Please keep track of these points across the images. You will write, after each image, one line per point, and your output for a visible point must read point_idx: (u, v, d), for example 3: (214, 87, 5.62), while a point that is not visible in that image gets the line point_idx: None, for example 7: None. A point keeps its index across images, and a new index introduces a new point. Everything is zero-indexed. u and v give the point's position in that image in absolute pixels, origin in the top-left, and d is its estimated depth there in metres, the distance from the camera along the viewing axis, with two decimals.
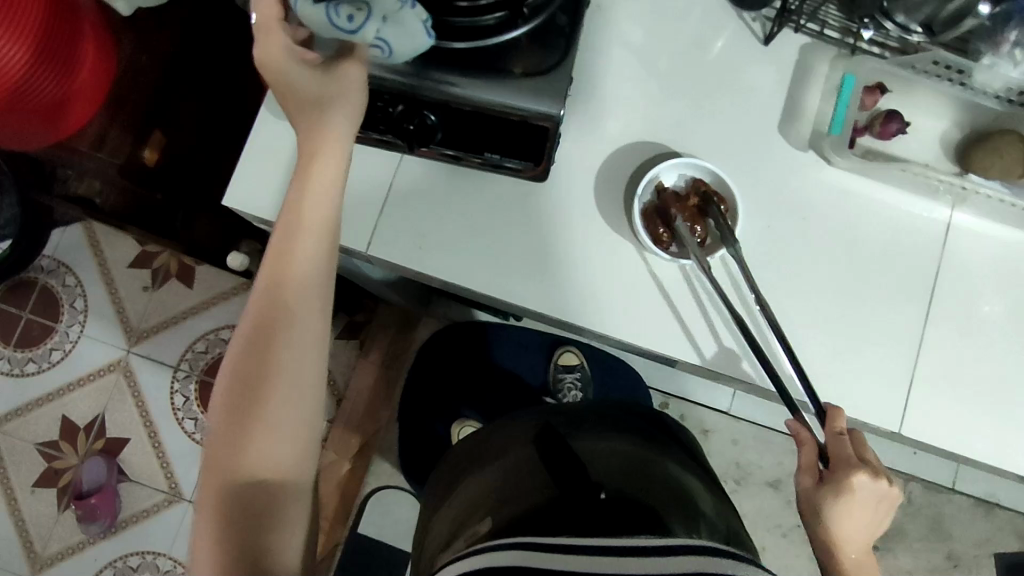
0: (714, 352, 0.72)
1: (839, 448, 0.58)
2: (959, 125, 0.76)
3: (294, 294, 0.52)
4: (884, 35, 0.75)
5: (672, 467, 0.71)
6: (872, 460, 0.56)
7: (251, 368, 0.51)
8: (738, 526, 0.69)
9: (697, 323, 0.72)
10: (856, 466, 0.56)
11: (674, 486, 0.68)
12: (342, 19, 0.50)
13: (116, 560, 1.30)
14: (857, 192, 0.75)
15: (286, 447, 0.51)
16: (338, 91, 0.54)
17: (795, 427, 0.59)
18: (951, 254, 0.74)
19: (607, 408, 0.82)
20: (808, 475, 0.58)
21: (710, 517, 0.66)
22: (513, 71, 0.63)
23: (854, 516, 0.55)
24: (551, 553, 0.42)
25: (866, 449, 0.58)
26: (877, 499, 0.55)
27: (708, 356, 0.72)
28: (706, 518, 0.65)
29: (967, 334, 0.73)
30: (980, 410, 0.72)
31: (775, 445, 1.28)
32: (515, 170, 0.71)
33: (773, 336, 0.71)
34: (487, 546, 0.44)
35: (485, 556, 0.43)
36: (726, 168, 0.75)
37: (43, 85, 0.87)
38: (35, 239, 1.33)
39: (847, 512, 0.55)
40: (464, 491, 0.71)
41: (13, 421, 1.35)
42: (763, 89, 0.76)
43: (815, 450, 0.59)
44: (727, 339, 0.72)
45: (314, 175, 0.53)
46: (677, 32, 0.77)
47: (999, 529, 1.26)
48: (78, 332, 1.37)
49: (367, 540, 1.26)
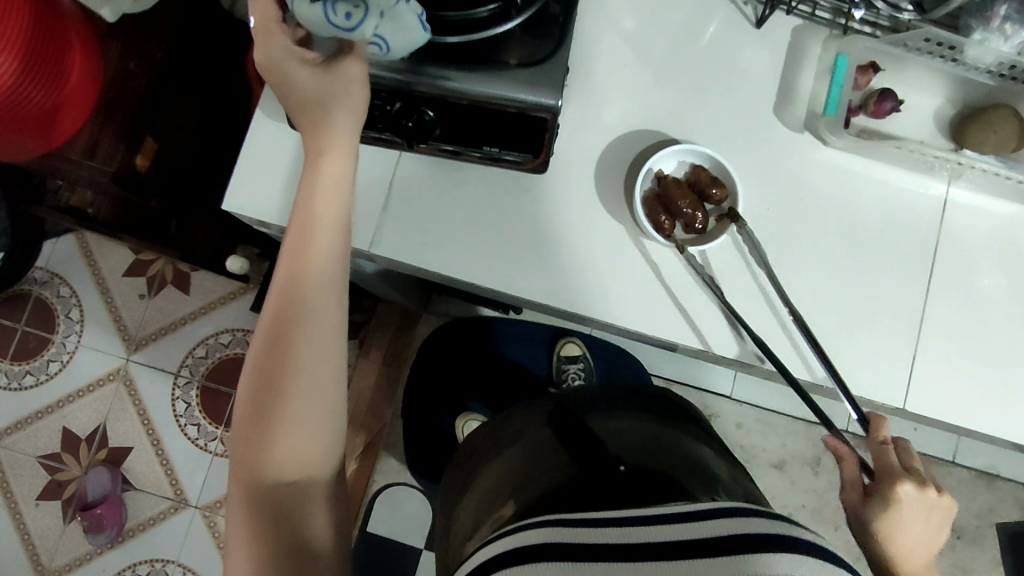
0: (736, 350, 0.73)
1: (883, 457, 0.57)
2: (951, 101, 0.77)
3: (310, 292, 0.52)
4: (874, 14, 0.76)
5: (686, 443, 0.73)
6: (919, 470, 0.56)
7: (271, 369, 0.51)
8: (750, 487, 0.73)
9: (704, 310, 0.73)
10: (900, 475, 0.55)
11: (690, 458, 0.70)
12: (340, 17, 0.50)
13: (125, 569, 1.29)
14: (854, 171, 0.75)
15: (312, 442, 0.51)
16: (341, 89, 0.54)
17: (834, 443, 0.60)
18: (949, 229, 0.75)
19: (615, 388, 0.83)
20: (855, 493, 0.57)
21: (726, 483, 0.68)
22: (507, 62, 0.62)
23: (908, 529, 0.53)
24: (579, 527, 0.42)
25: (913, 457, 0.57)
26: (927, 511, 0.54)
27: (730, 354, 0.73)
28: (724, 485, 0.67)
29: (968, 307, 0.74)
30: (983, 383, 0.73)
31: (777, 426, 1.29)
32: (516, 163, 0.71)
33: (781, 304, 0.72)
34: (519, 526, 0.44)
35: (516, 535, 0.43)
36: (723, 152, 0.75)
37: (31, 93, 0.86)
38: (27, 251, 1.32)
39: (899, 526, 0.53)
40: (484, 478, 0.72)
41: (13, 434, 1.34)
42: (757, 73, 0.76)
43: (857, 466, 0.58)
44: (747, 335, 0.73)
45: (323, 171, 0.54)
46: (669, 18, 0.77)
47: (1000, 500, 1.28)
48: (75, 343, 1.36)
49: (377, 539, 1.25)
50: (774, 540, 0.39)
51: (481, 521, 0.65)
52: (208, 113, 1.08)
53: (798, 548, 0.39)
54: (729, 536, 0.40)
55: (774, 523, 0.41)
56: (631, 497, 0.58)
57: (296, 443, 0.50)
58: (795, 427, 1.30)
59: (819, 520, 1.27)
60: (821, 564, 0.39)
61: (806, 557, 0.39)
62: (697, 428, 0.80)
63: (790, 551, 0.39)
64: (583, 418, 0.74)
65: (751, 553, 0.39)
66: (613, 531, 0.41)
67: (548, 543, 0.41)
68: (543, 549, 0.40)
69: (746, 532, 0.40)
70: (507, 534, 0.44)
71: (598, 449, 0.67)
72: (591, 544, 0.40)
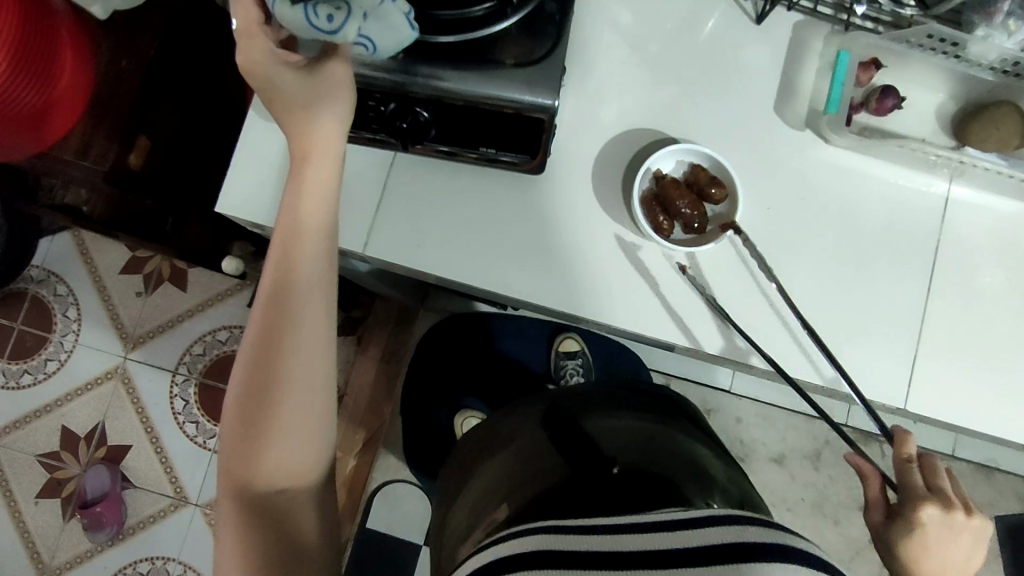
0: (720, 345, 0.72)
1: (907, 477, 0.57)
2: (954, 98, 0.76)
3: (298, 301, 0.51)
4: (877, 9, 0.75)
5: (683, 442, 0.73)
6: (945, 489, 0.56)
7: (258, 378, 0.50)
8: (745, 487, 0.72)
9: (695, 311, 0.72)
10: (925, 498, 0.55)
11: (687, 458, 0.70)
12: (321, 19, 0.49)
13: (126, 567, 1.30)
14: (855, 168, 0.75)
15: (300, 452, 0.50)
16: (326, 91, 0.53)
17: (854, 460, 0.60)
18: (951, 228, 0.74)
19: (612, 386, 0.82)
20: (878, 512, 0.58)
21: (723, 485, 0.68)
22: (503, 62, 0.61)
23: (934, 553, 0.54)
24: (571, 534, 0.41)
25: (938, 478, 0.56)
26: (954, 531, 0.54)
27: (714, 350, 0.72)
28: (720, 485, 0.67)
29: (970, 305, 0.73)
30: (984, 381, 0.72)
31: (776, 420, 1.29)
32: (512, 163, 0.70)
33: (784, 302, 0.71)
34: (511, 533, 0.43)
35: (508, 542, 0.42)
36: (722, 151, 0.74)
37: (22, 95, 0.85)
38: (23, 249, 1.31)
39: (925, 550, 0.54)
40: (480, 478, 0.72)
41: (13, 433, 1.34)
42: (757, 70, 0.75)
43: (880, 485, 0.58)
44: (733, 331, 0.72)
45: (310, 176, 0.53)
46: (668, 15, 0.76)
47: (1000, 493, 1.28)
48: (72, 342, 1.35)
49: (377, 535, 1.26)
50: (768, 549, 0.39)
51: (476, 522, 0.65)
52: (188, 112, 1.04)
53: (793, 556, 0.39)
54: (724, 545, 0.39)
55: (769, 530, 0.40)
56: (628, 499, 0.57)
57: (284, 453, 0.50)
58: (795, 421, 1.29)
59: (818, 514, 1.27)
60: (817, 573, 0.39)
61: (800, 566, 0.39)
62: (693, 427, 0.79)
63: (784, 561, 0.39)
64: (578, 417, 0.73)
65: (745, 561, 0.39)
66: (604, 538, 0.41)
67: (540, 550, 0.40)
68: (534, 556, 0.40)
69: (740, 541, 0.39)
70: (499, 540, 0.43)
71: (592, 450, 0.67)
72: (583, 551, 0.40)
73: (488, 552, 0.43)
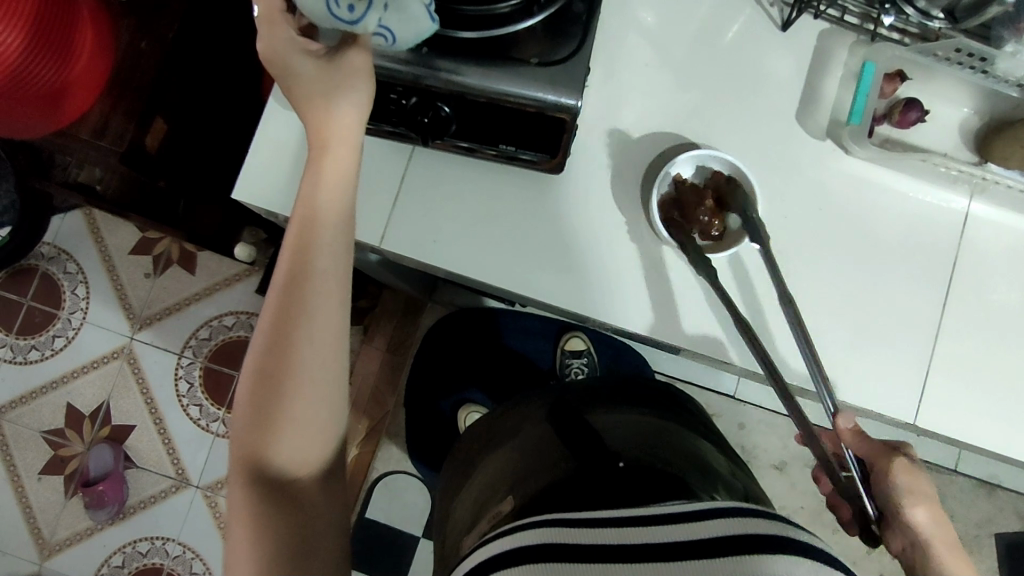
0: (707, 335, 0.72)
1: None
2: (979, 113, 0.76)
3: (314, 287, 0.50)
4: (904, 21, 0.74)
5: (689, 438, 0.73)
6: None
7: (271, 366, 0.50)
8: (751, 485, 0.72)
9: (700, 309, 0.72)
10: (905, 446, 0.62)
11: (693, 453, 0.70)
12: (342, 9, 0.48)
13: (125, 545, 1.30)
14: (876, 181, 0.74)
15: (310, 441, 0.50)
16: (346, 81, 0.52)
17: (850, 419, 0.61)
18: (969, 244, 0.74)
19: (613, 381, 0.83)
20: (899, 457, 0.59)
21: (727, 478, 0.68)
22: (524, 59, 0.61)
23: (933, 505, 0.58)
24: (575, 527, 0.41)
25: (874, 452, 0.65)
26: None
27: (698, 341, 0.72)
28: (724, 479, 0.67)
29: (984, 322, 0.73)
30: (995, 400, 0.72)
31: (780, 427, 1.29)
32: (531, 162, 0.70)
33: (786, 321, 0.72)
34: (512, 527, 0.43)
35: (507, 537, 0.42)
36: (742, 158, 0.74)
37: (42, 73, 0.89)
38: (35, 226, 1.31)
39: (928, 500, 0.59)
40: (484, 471, 0.71)
41: (18, 408, 1.34)
42: (779, 77, 0.75)
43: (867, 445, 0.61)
44: (724, 329, 0.72)
45: (328, 166, 0.53)
46: (694, 18, 0.75)
47: (1000, 509, 1.27)
48: (80, 319, 1.36)
49: (376, 525, 1.26)
50: (766, 542, 0.39)
51: (480, 515, 0.64)
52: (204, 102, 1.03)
53: (796, 548, 0.39)
54: (726, 537, 0.39)
55: (772, 522, 0.40)
56: (634, 491, 0.57)
57: (297, 442, 0.50)
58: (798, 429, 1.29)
59: (818, 522, 1.27)
60: (817, 566, 0.39)
61: (802, 559, 0.39)
62: (700, 426, 0.79)
63: (788, 554, 0.38)
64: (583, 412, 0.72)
65: (745, 554, 0.38)
66: (608, 532, 0.40)
67: (540, 545, 0.40)
68: (539, 550, 0.40)
69: (745, 533, 0.39)
70: (503, 534, 0.43)
71: (598, 443, 0.66)
72: (587, 544, 0.40)
73: (493, 545, 0.42)
